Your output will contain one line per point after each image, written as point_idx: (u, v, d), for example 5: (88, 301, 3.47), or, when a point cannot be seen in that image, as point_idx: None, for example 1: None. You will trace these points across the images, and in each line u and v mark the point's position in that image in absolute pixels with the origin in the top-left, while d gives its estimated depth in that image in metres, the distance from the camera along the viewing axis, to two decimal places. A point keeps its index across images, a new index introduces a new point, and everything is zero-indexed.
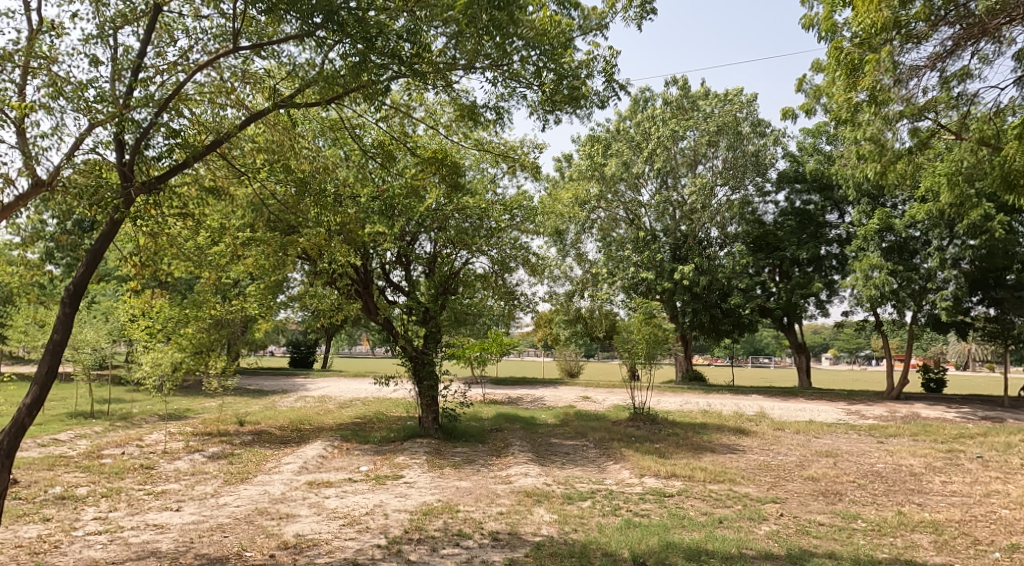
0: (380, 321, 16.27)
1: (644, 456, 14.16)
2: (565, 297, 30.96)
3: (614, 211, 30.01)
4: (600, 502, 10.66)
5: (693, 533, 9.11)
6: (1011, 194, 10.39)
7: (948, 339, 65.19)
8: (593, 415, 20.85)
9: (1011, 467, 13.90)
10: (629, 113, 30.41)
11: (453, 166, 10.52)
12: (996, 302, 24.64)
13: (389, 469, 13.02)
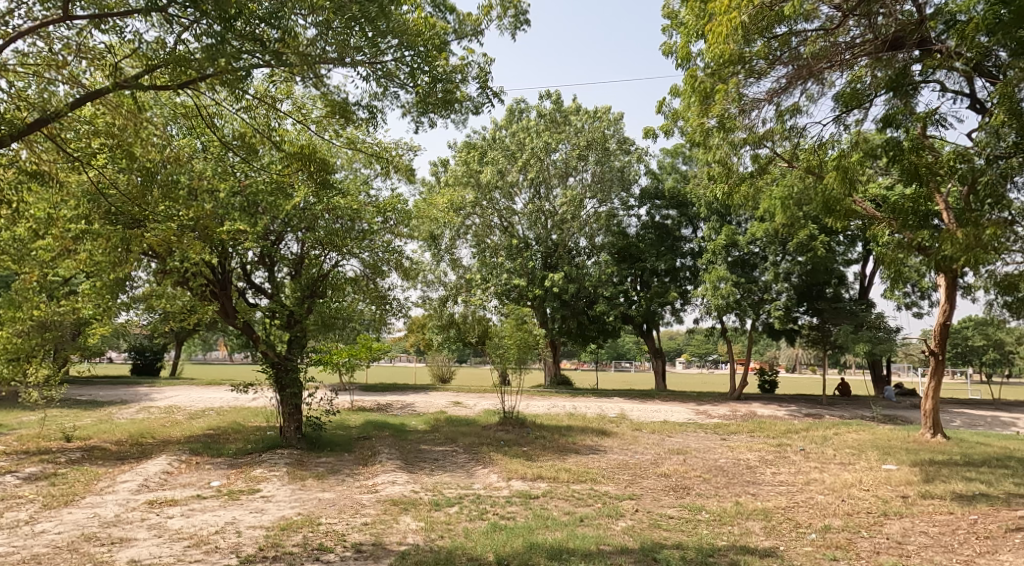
0: (239, 324, 15.61)
1: (512, 459, 14.55)
2: (437, 302, 31.10)
3: (488, 218, 30.40)
4: (468, 507, 10.87)
5: (556, 532, 9.51)
6: (829, 217, 11.75)
7: (782, 346, 71.52)
8: (461, 420, 21.09)
9: (828, 457, 15.60)
10: (505, 122, 30.97)
11: (319, 161, 10.47)
12: (818, 311, 27.29)
13: (243, 483, 12.56)
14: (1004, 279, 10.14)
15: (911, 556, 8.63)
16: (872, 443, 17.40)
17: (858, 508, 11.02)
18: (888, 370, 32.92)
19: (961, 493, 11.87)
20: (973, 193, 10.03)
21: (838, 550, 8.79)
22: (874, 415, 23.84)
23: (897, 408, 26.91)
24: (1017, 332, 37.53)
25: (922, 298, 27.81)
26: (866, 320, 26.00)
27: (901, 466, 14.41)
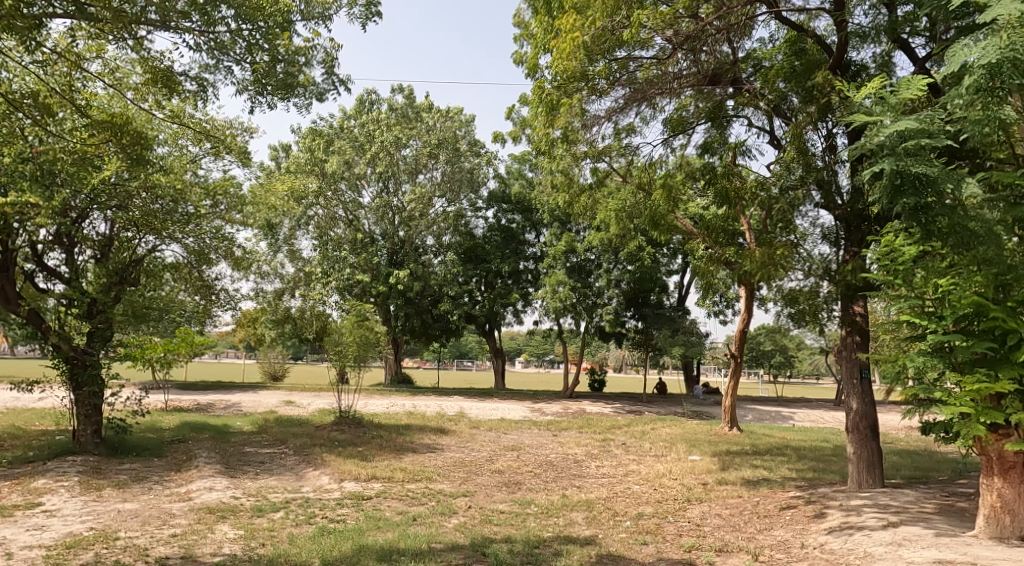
0: (24, 313, 13.87)
1: (345, 460, 14.32)
2: (273, 295, 29.85)
3: (332, 209, 29.51)
4: (293, 512, 10.59)
5: (387, 533, 9.52)
6: (655, 231, 12.65)
7: (612, 348, 75.95)
8: (292, 420, 20.38)
9: (645, 450, 16.86)
10: (354, 112, 30.42)
11: (133, 135, 9.84)
12: (644, 317, 29.36)
13: (23, 496, 11.32)
14: (788, 292, 11.55)
15: (706, 535, 9.55)
16: (682, 437, 19.02)
17: (667, 495, 12.04)
18: (698, 371, 36.04)
19: (750, 479, 13.35)
20: (771, 216, 11.72)
21: (649, 535, 9.55)
22: (685, 411, 26.05)
23: (705, 405, 29.56)
24: (800, 338, 42.68)
25: (727, 308, 30.69)
26: (682, 326, 28.29)
27: (704, 456, 15.93)
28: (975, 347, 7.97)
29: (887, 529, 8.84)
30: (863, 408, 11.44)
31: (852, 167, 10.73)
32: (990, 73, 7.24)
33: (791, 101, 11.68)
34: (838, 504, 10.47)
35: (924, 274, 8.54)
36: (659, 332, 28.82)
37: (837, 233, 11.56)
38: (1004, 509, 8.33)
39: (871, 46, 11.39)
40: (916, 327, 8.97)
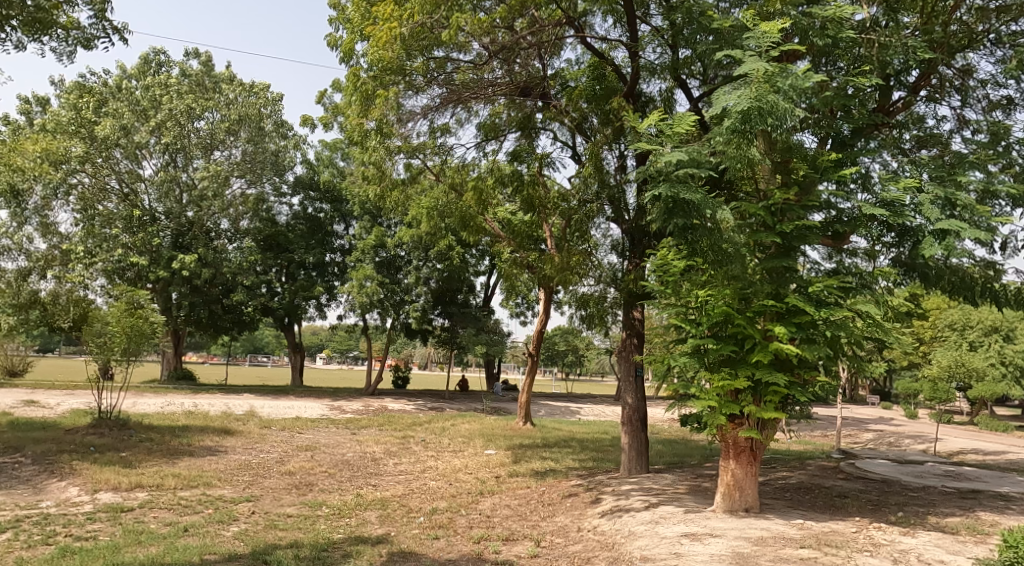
0: None
1: (103, 468, 12.94)
2: (16, 276, 24.86)
3: (103, 178, 26.67)
4: (29, 531, 9.39)
5: (150, 548, 8.73)
6: (464, 231, 13.07)
7: (419, 345, 76.35)
8: (36, 424, 17.99)
9: (443, 446, 17.16)
10: (137, 72, 27.71)
11: None
12: (450, 315, 29.82)
13: None
14: (580, 296, 12.39)
15: (494, 526, 9.96)
16: (478, 432, 19.63)
17: (460, 489, 12.38)
18: (498, 369, 37.38)
19: (539, 470, 14.12)
20: (568, 227, 12.37)
21: (439, 529, 9.75)
22: (483, 408, 26.91)
23: (503, 402, 30.73)
24: (590, 339, 45.94)
25: (528, 309, 32.14)
26: (486, 325, 29.27)
27: (500, 450, 16.56)
28: (722, 350, 9.14)
29: (648, 510, 9.83)
30: (637, 403, 12.58)
31: (638, 187, 11.71)
32: (744, 118, 8.33)
33: (591, 122, 12.59)
34: (612, 490, 11.44)
35: (690, 285, 9.61)
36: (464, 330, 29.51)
37: (624, 245, 12.57)
38: (735, 486, 9.59)
39: (658, 81, 12.61)
40: (681, 331, 10.05)
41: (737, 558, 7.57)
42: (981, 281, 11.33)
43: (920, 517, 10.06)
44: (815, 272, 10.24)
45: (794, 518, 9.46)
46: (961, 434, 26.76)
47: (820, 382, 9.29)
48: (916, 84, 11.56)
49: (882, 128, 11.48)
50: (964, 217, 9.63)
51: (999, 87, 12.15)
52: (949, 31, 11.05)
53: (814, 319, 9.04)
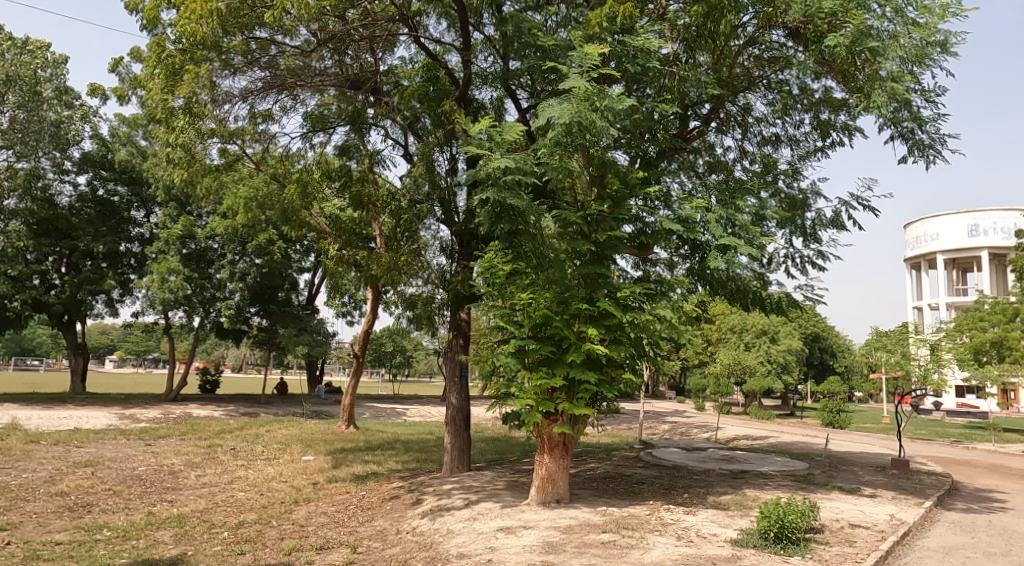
0: None
1: None
2: None
3: None
4: None
5: None
6: (286, 226, 12.55)
7: (229, 348, 71.66)
8: None
9: (254, 454, 16.20)
10: None
11: None
12: (268, 314, 28.30)
13: None
14: (408, 297, 12.30)
15: (309, 535, 9.60)
16: (297, 437, 18.82)
17: (273, 499, 11.79)
18: (320, 371, 36.11)
19: (358, 474, 13.81)
20: (398, 226, 12.21)
21: (245, 544, 9.20)
22: (302, 412, 25.81)
23: (324, 405, 29.73)
24: (417, 340, 46.01)
25: (355, 309, 31.34)
26: (308, 325, 28.23)
27: (318, 456, 15.98)
28: (541, 350, 9.57)
29: (467, 508, 10.00)
30: (460, 403, 12.78)
31: (468, 191, 11.98)
32: (566, 130, 8.84)
33: (423, 122, 12.60)
34: (433, 490, 11.49)
35: (514, 288, 9.93)
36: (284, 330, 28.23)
37: (453, 247, 12.73)
38: (548, 479, 10.06)
39: (489, 88, 12.92)
40: (504, 331, 10.36)
41: (546, 548, 7.90)
42: (754, 291, 12.83)
43: (701, 496, 11.16)
44: (625, 279, 11.04)
45: (598, 506, 10.08)
46: (737, 422, 30.09)
47: (625, 379, 10.00)
48: (708, 116, 12.85)
49: (681, 153, 12.72)
50: (741, 235, 10.88)
51: (770, 125, 13.84)
52: (733, 72, 12.48)
53: (621, 322, 9.77)
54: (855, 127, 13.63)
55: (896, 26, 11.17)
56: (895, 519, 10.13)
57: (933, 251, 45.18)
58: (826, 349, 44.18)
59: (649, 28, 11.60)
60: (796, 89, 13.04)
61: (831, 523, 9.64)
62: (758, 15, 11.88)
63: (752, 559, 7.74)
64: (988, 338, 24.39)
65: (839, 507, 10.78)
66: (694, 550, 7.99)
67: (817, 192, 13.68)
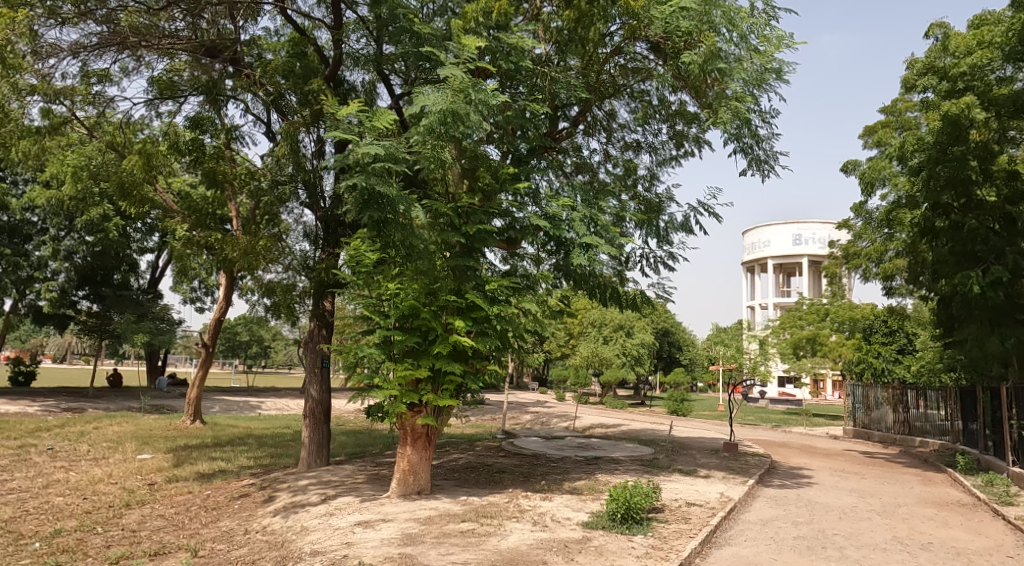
0: None
1: None
2: None
3: None
4: None
5: None
6: (123, 200, 11.60)
7: (52, 337, 64.93)
8: None
9: (78, 455, 14.82)
10: None
11: None
12: (100, 298, 26.09)
13: None
14: (266, 284, 11.69)
15: (141, 541, 8.93)
16: (131, 435, 17.44)
17: (98, 504, 10.84)
18: (161, 362, 33.70)
19: (202, 473, 13.03)
20: (257, 209, 11.82)
21: (62, 555, 8.40)
22: (140, 405, 23.94)
23: (164, 399, 27.79)
24: (271, 331, 44.00)
25: (205, 295, 29.50)
26: (149, 311, 26.32)
27: (155, 454, 14.92)
28: (407, 342, 9.44)
29: (323, 503, 9.72)
30: (321, 396, 12.37)
31: (335, 175, 11.52)
32: (441, 119, 8.74)
33: (289, 100, 11.87)
34: (287, 487, 11.08)
35: (381, 278, 9.69)
36: (118, 316, 26.09)
37: (318, 233, 12.27)
38: (410, 471, 9.99)
39: (361, 72, 12.62)
40: (370, 322, 10.08)
41: (405, 540, 7.85)
42: (612, 288, 13.35)
43: (558, 483, 11.54)
44: (492, 273, 11.11)
45: (459, 495, 10.16)
46: (593, 412, 31.39)
47: (490, 371, 10.22)
48: (576, 118, 13.26)
49: (551, 152, 12.99)
50: (602, 234, 11.28)
51: (632, 131, 14.46)
52: (600, 79, 12.74)
53: (487, 315, 9.83)
54: (705, 140, 14.51)
55: (740, 51, 12.11)
56: (725, 496, 10.98)
57: (764, 257, 49.39)
58: (674, 344, 47.01)
59: (523, 27, 11.98)
60: (655, 100, 13.71)
61: (670, 503, 10.30)
62: (624, 26, 12.26)
63: (601, 539, 8.10)
64: (804, 335, 27.01)
65: (678, 487, 11.54)
66: (548, 534, 8.23)
67: (671, 197, 14.45)
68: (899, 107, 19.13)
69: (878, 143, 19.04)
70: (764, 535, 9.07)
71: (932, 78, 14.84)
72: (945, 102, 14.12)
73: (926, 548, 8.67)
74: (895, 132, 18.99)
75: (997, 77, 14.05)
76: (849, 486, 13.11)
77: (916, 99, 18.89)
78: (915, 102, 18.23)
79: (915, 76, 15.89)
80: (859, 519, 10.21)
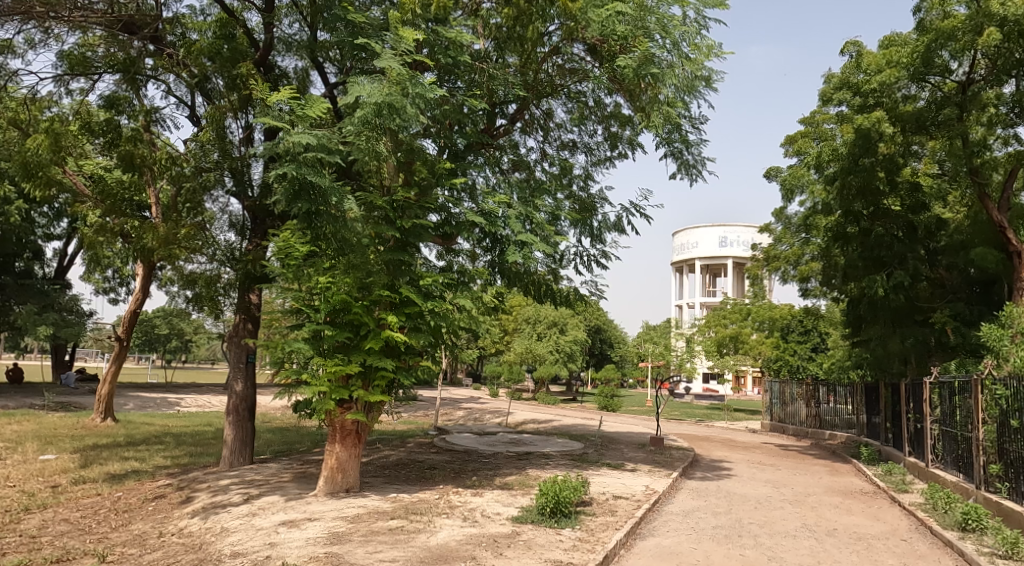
0: None
1: None
2: None
3: None
4: None
5: None
6: (27, 181, 10.76)
7: None
8: None
9: None
10: None
11: None
12: None
13: None
14: (189, 275, 11.33)
15: (42, 548, 8.46)
16: (35, 434, 16.53)
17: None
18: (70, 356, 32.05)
19: (113, 473, 12.47)
20: (179, 196, 11.26)
21: None
22: (45, 402, 22.69)
23: (72, 395, 26.45)
24: (193, 324, 42.45)
25: (119, 285, 28.23)
26: (56, 302, 24.98)
27: (61, 455, 14.18)
28: (338, 337, 9.27)
29: (246, 503, 9.45)
30: (246, 391, 12.09)
31: (265, 164, 11.20)
32: (376, 111, 8.65)
33: (215, 83, 11.63)
34: (206, 487, 10.72)
35: (311, 272, 9.48)
36: (20, 306, 24.64)
37: (244, 223, 11.99)
38: (338, 468, 9.82)
39: (293, 57, 12.30)
40: (299, 317, 9.86)
41: (330, 539, 7.70)
42: (547, 285, 13.45)
43: (489, 478, 11.56)
44: (428, 268, 11.01)
45: (388, 493, 10.05)
46: (524, 408, 31.59)
47: (423, 367, 10.14)
48: (514, 115, 13.30)
49: (487, 148, 12.98)
50: (537, 232, 11.36)
51: (568, 131, 14.59)
52: (538, 77, 12.88)
53: (421, 310, 9.76)
54: (639, 143, 14.76)
55: (673, 57, 12.11)
56: (649, 489, 11.23)
57: (692, 257, 50.78)
58: (606, 340, 47.77)
59: (461, 22, 11.91)
60: (591, 102, 13.85)
61: (598, 496, 10.46)
62: (562, 27, 12.36)
63: (530, 533, 8.16)
64: (727, 334, 27.73)
65: (605, 481, 11.74)
66: (478, 529, 8.23)
67: (604, 197, 14.65)
68: (816, 119, 20.01)
69: (797, 152, 19.94)
70: (685, 525, 9.33)
71: (846, 93, 15.58)
72: (857, 117, 14.74)
73: (832, 533, 9.10)
74: (814, 142, 19.87)
75: (903, 95, 14.50)
76: (765, 477, 13.64)
77: (833, 112, 19.75)
78: (831, 115, 19.15)
79: (830, 89, 16.54)
80: (772, 508, 10.61)
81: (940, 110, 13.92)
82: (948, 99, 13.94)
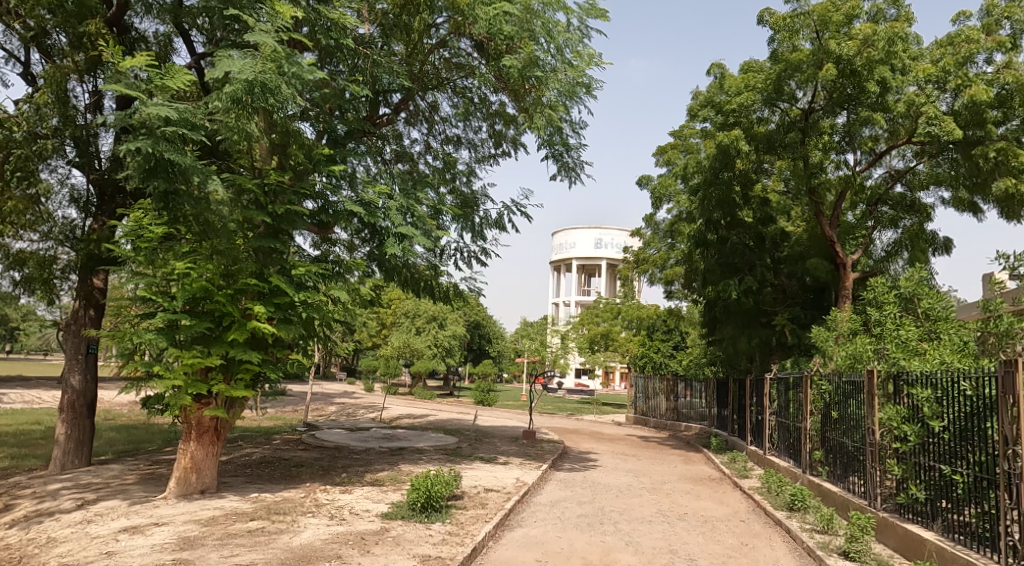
0: None
1: None
2: None
3: None
4: None
5: None
6: None
7: None
8: None
9: None
10: None
11: None
12: None
13: None
14: (16, 253, 10.27)
15: None
16: None
17: None
18: None
19: None
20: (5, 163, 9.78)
21: None
22: None
23: None
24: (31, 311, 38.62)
25: None
26: None
27: None
28: (196, 327, 8.68)
29: (79, 509, 8.67)
30: (83, 386, 11.09)
31: (114, 136, 10.45)
32: (247, 88, 8.17)
33: (55, 40, 10.62)
34: (32, 492, 9.75)
35: (167, 257, 8.82)
36: None
37: (87, 199, 11.07)
38: (193, 469, 9.22)
39: (154, 21, 11.47)
40: (152, 305, 9.14)
41: (181, 544, 7.22)
42: (426, 280, 13.30)
43: (359, 474, 11.29)
44: (301, 257, 10.56)
45: (248, 493, 9.57)
46: (397, 403, 31.23)
47: (291, 359, 9.75)
48: (397, 105, 13.08)
49: (369, 137, 12.62)
50: (417, 226, 11.21)
51: (453, 126, 14.50)
52: (424, 68, 12.71)
53: (292, 301, 9.32)
54: (523, 142, 14.93)
55: (556, 62, 12.59)
56: (519, 481, 11.40)
57: (569, 257, 52.14)
58: (484, 336, 48.19)
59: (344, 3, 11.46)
60: (476, 99, 13.82)
61: (470, 490, 10.49)
62: (450, 20, 12.21)
63: (399, 529, 8.04)
64: (599, 331, 30.04)
65: (477, 475, 11.79)
66: (344, 527, 8.01)
67: (486, 193, 14.71)
68: (684, 133, 21.06)
69: (666, 162, 20.96)
70: (551, 515, 9.53)
71: (710, 110, 16.42)
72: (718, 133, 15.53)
73: (683, 518, 9.61)
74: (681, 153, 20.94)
75: (757, 116, 15.43)
76: (627, 467, 14.22)
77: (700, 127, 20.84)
78: (697, 130, 20.32)
79: (698, 106, 17.35)
80: (632, 496, 11.06)
81: (787, 134, 15.01)
82: (793, 124, 15.07)
